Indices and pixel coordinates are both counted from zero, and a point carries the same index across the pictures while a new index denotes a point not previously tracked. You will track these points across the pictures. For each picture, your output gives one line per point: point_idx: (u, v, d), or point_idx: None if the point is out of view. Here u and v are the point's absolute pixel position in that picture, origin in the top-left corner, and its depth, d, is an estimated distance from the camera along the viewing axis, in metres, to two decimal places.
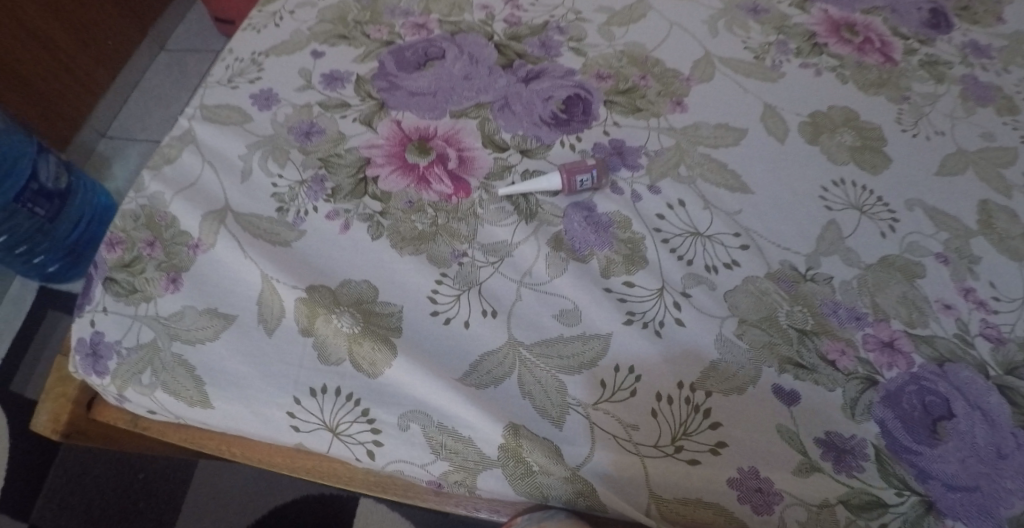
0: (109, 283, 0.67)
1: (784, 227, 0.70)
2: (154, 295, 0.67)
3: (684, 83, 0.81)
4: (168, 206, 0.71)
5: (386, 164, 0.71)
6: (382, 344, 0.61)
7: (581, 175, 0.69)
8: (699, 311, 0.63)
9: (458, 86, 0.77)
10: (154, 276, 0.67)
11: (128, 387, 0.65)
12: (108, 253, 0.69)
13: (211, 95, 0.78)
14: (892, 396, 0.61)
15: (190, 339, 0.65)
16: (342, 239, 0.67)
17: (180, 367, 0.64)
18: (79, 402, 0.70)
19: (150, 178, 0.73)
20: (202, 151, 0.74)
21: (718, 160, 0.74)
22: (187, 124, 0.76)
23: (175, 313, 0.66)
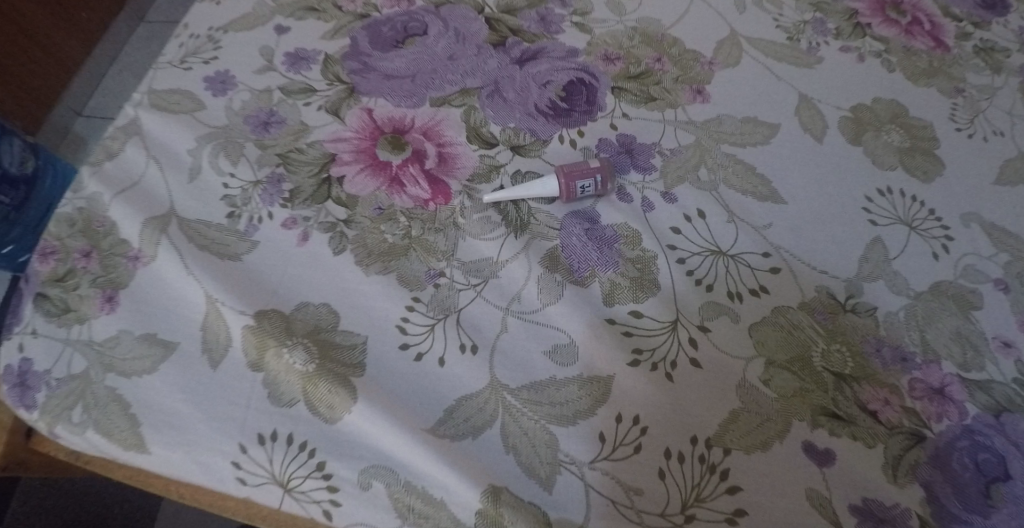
0: (40, 300, 0.58)
1: (820, 245, 0.59)
2: (89, 316, 0.58)
3: (706, 69, 0.70)
4: (107, 210, 0.61)
5: (352, 161, 0.61)
6: (342, 385, 0.51)
7: (581, 180, 0.58)
8: (719, 349, 0.53)
9: (441, 68, 0.66)
10: (89, 293, 0.58)
11: (57, 425, 0.56)
12: (40, 264, 0.59)
13: (159, 77, 0.67)
14: (941, 454, 0.52)
15: (126, 371, 0.56)
16: (299, 253, 0.57)
17: (118, 404, 0.55)
18: (14, 432, 0.60)
19: (87, 175, 0.62)
20: (147, 144, 0.64)
21: (745, 161, 0.63)
22: (132, 112, 0.65)
23: (111, 339, 0.57)
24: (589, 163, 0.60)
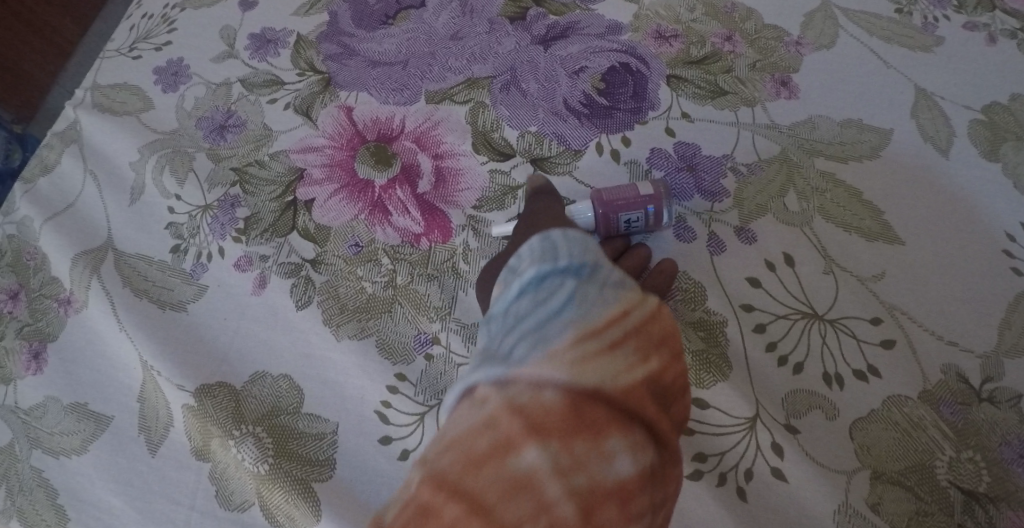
0: None
1: (944, 302, 0.44)
2: (13, 377, 0.47)
3: (791, 53, 0.53)
4: (37, 239, 0.49)
5: (327, 179, 0.48)
6: (307, 493, 0.40)
7: (625, 213, 0.44)
8: (806, 457, 0.40)
9: (444, 53, 0.52)
10: (15, 347, 0.47)
11: None
12: None
13: (104, 68, 0.54)
14: None
15: (53, 448, 0.45)
16: (254, 305, 0.45)
17: (45, 490, 0.44)
18: None
19: (20, 194, 0.51)
20: (87, 154, 0.51)
21: (845, 183, 0.48)
22: (71, 114, 0.53)
23: (38, 407, 0.46)
24: (637, 189, 0.44)
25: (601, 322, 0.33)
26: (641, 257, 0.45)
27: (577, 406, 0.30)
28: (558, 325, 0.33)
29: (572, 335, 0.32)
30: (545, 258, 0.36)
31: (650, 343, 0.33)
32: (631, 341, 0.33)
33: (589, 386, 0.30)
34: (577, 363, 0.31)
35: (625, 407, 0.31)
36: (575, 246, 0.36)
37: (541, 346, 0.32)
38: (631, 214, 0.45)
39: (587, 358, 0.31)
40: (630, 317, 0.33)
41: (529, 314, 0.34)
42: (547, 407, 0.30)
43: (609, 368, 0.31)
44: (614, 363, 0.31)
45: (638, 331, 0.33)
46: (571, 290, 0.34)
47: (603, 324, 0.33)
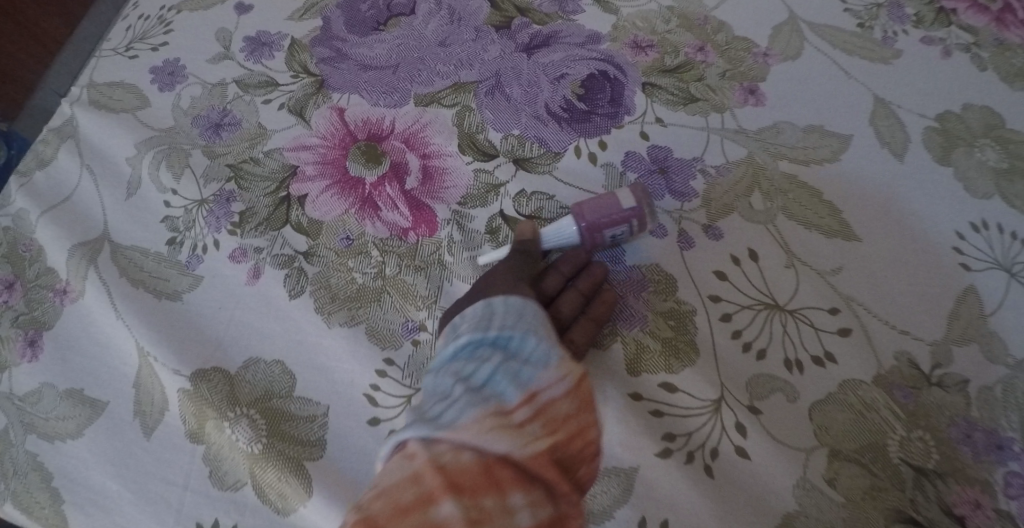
0: None
1: (896, 294, 0.47)
2: (10, 364, 0.48)
3: (759, 62, 0.56)
4: (33, 231, 0.51)
5: (319, 176, 0.50)
6: (299, 471, 0.42)
7: (608, 230, 0.46)
8: (769, 435, 0.43)
9: (432, 59, 0.54)
10: (9, 335, 0.48)
11: None
12: None
13: (101, 67, 0.56)
14: None
15: (47, 433, 0.46)
16: (248, 294, 0.46)
17: (40, 473, 0.45)
18: None
19: (16, 188, 0.52)
20: (83, 150, 0.53)
21: (807, 185, 0.51)
22: (68, 111, 0.54)
23: (33, 393, 0.47)
24: (619, 204, 0.45)
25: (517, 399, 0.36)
26: (596, 277, 0.46)
27: (488, 466, 0.34)
28: (481, 394, 0.37)
29: (490, 406, 0.36)
30: (479, 332, 0.40)
31: (559, 419, 0.36)
32: (540, 416, 0.36)
33: (500, 451, 0.34)
34: (491, 430, 0.35)
35: (526, 472, 0.34)
36: (511, 317, 0.41)
37: (468, 408, 0.36)
38: (617, 229, 0.46)
39: (501, 426, 0.35)
40: (541, 394, 0.37)
41: (460, 381, 0.38)
42: (463, 467, 0.33)
43: (518, 438, 0.35)
44: (522, 434, 0.35)
45: (550, 407, 0.37)
46: (497, 362, 0.38)
47: (519, 399, 0.36)
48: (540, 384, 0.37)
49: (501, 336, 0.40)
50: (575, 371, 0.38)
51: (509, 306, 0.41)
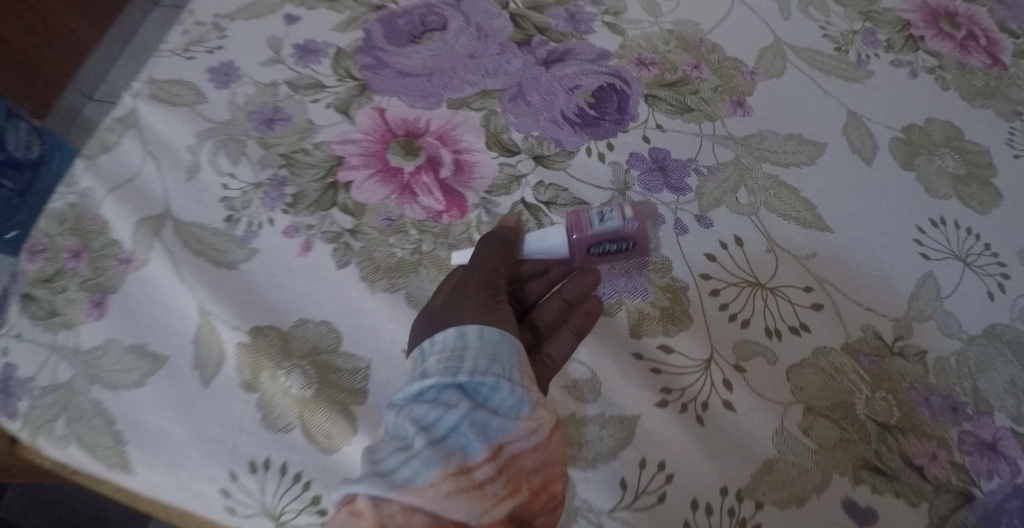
0: (23, 301, 0.53)
1: (865, 278, 0.54)
2: (75, 323, 0.52)
3: (747, 79, 0.64)
4: (99, 206, 0.56)
5: (363, 165, 0.57)
6: (346, 414, 0.48)
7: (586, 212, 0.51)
8: (752, 391, 0.49)
9: (462, 68, 0.62)
10: (77, 297, 0.53)
11: (37, 439, 0.50)
12: (28, 264, 0.54)
13: (159, 65, 0.62)
14: (991, 516, 0.48)
15: (111, 383, 0.51)
16: (300, 264, 0.53)
17: (104, 418, 0.50)
18: None
19: (81, 168, 0.57)
20: (144, 137, 0.58)
21: (788, 184, 0.58)
22: (129, 103, 0.60)
23: (98, 348, 0.52)
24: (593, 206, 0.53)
25: (480, 457, 0.37)
26: (582, 285, 0.51)
27: None
28: (445, 447, 0.37)
29: (452, 464, 0.36)
30: (451, 374, 0.39)
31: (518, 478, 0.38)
32: (501, 476, 0.37)
33: (459, 514, 0.35)
34: (453, 492, 0.35)
35: None
36: (487, 356, 0.40)
37: (433, 466, 0.35)
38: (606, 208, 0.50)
39: (461, 490, 0.36)
40: (504, 450, 0.38)
41: (424, 428, 0.37)
42: None
43: (478, 501, 0.36)
44: (484, 494, 0.36)
45: (513, 462, 0.38)
46: (465, 411, 0.38)
47: (484, 454, 0.37)
48: (508, 438, 0.38)
49: (471, 381, 0.39)
50: (539, 430, 0.40)
51: (485, 343, 0.40)
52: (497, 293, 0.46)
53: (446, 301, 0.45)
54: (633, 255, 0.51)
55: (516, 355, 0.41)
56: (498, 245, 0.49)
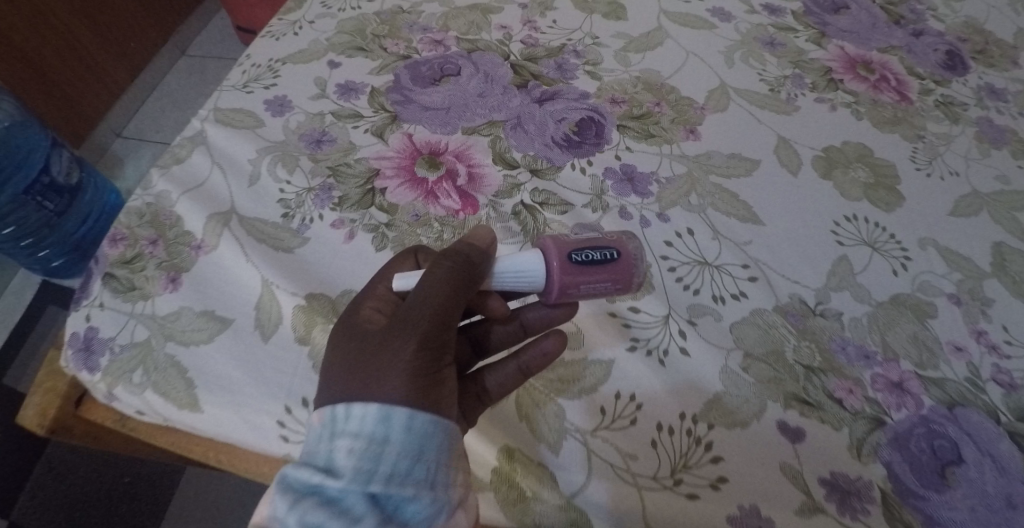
0: (108, 278, 0.66)
1: (794, 259, 0.68)
2: (152, 294, 0.65)
3: (699, 112, 0.79)
4: (174, 205, 0.70)
5: (395, 176, 0.71)
6: None
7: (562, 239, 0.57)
8: (704, 341, 0.62)
9: (472, 104, 0.77)
10: (155, 274, 0.66)
11: (118, 385, 0.62)
12: (110, 249, 0.67)
13: (224, 98, 0.77)
14: (900, 438, 0.59)
15: (184, 340, 0.63)
16: (345, 248, 0.66)
17: (177, 368, 0.62)
18: (68, 398, 0.68)
19: (157, 176, 0.71)
20: (212, 153, 0.73)
21: (729, 190, 0.72)
22: (199, 126, 0.75)
23: (172, 314, 0.64)
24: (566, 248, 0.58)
25: None
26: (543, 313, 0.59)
27: None
28: None
29: None
30: (363, 479, 0.45)
31: None
32: None
33: None
34: None
35: None
36: (409, 457, 0.46)
37: None
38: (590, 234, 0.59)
39: None
40: None
41: None
42: None
43: None
44: None
45: None
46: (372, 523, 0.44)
47: None
48: None
49: (384, 490, 0.45)
50: None
51: (409, 441, 0.46)
52: (442, 348, 0.50)
53: (383, 350, 0.49)
54: (615, 269, 0.55)
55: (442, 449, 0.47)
56: (455, 279, 0.51)
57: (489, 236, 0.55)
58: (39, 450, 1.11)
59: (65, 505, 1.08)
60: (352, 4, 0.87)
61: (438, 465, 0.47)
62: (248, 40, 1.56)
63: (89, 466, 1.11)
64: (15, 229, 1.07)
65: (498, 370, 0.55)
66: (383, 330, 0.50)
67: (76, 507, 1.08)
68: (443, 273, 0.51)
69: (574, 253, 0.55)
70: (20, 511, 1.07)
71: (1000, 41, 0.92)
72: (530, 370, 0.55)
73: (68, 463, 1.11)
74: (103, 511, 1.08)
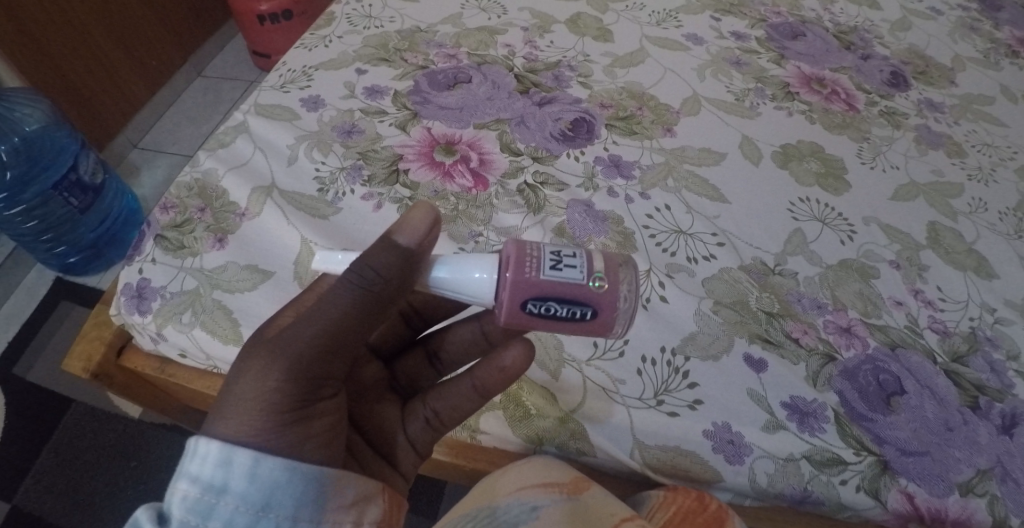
0: (160, 239, 0.76)
1: (756, 229, 0.79)
2: (201, 251, 0.75)
3: (674, 115, 0.91)
4: (221, 180, 0.81)
5: (416, 159, 0.83)
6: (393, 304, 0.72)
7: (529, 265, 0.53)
8: (681, 291, 0.72)
9: (481, 105, 0.89)
10: (203, 236, 0.76)
11: (168, 325, 0.72)
12: (162, 215, 0.78)
13: (264, 96, 0.90)
14: (850, 371, 0.70)
15: (229, 288, 0.73)
16: (375, 216, 0.78)
17: (223, 310, 0.72)
18: (112, 347, 0.78)
19: (204, 157, 0.83)
20: (254, 140, 0.85)
21: (701, 175, 0.84)
22: (242, 118, 0.87)
23: (220, 267, 0.74)
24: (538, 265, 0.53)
25: None
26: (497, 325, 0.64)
27: None
28: None
29: None
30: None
31: None
32: None
33: None
34: None
35: None
36: (249, 508, 0.49)
37: None
38: (574, 257, 0.53)
39: None
40: None
41: None
42: None
43: None
44: None
45: None
46: None
47: None
48: None
49: None
50: None
51: (250, 492, 0.49)
52: (315, 387, 0.52)
53: (251, 382, 0.50)
54: (574, 327, 0.54)
55: (292, 498, 0.50)
56: (343, 316, 0.51)
57: (427, 218, 0.53)
58: (46, 437, 1.17)
59: (69, 489, 1.13)
60: (376, 24, 1.00)
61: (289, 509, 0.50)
62: (264, 65, 1.71)
63: (94, 452, 1.16)
64: (39, 223, 1.23)
65: (444, 396, 0.62)
66: (256, 357, 0.51)
67: (81, 490, 1.13)
68: (339, 303, 0.50)
69: (533, 306, 0.53)
70: (24, 495, 1.12)
71: (937, 65, 1.07)
72: (485, 387, 0.60)
73: (74, 449, 1.16)
74: (107, 494, 1.12)
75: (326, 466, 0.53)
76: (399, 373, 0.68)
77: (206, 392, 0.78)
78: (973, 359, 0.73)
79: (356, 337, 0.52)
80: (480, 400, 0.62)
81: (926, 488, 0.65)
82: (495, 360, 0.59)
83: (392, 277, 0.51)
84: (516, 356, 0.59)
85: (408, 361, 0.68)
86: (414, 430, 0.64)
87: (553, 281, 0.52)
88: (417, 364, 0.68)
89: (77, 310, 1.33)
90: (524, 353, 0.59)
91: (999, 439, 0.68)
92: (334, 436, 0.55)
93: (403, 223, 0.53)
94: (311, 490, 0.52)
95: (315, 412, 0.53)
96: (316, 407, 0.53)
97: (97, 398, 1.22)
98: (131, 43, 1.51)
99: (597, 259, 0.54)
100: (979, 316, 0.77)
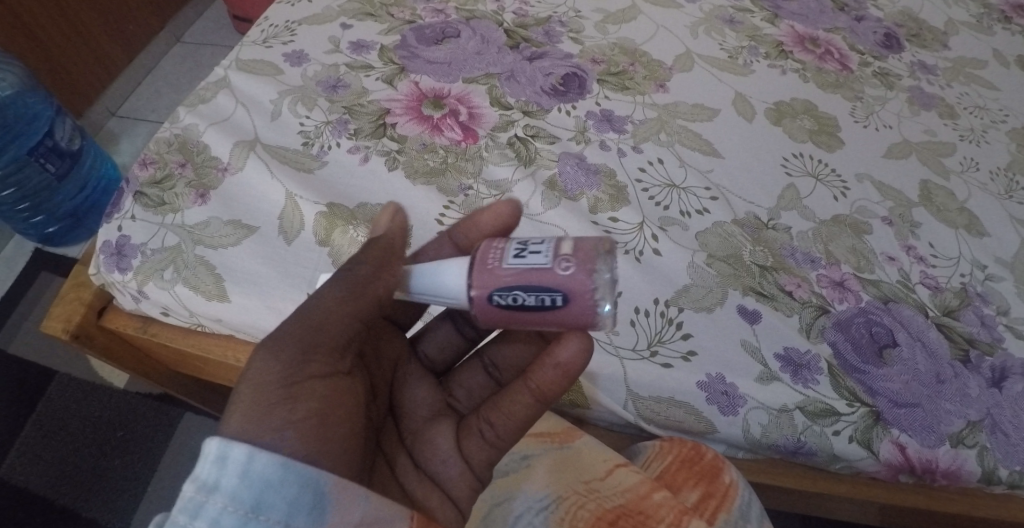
0: (140, 195, 0.74)
1: (750, 185, 0.78)
2: (182, 207, 0.73)
3: (667, 72, 0.89)
4: (201, 135, 0.78)
5: (403, 113, 0.80)
6: None
7: (492, 256, 0.51)
8: (675, 244, 0.72)
9: (470, 59, 0.86)
10: (184, 192, 0.74)
11: (150, 281, 0.70)
12: (141, 171, 0.76)
13: (246, 51, 0.87)
14: (843, 323, 0.69)
15: (212, 244, 0.70)
16: (361, 169, 0.76)
17: (206, 266, 0.69)
18: (92, 307, 0.76)
19: (185, 113, 0.81)
20: (236, 94, 0.82)
21: (694, 131, 0.83)
22: (222, 73, 0.84)
23: (202, 223, 0.72)
24: (499, 258, 0.51)
25: None
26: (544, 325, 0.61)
27: None
28: None
29: None
30: None
31: None
32: None
33: None
34: None
35: None
36: (241, 509, 0.42)
37: None
38: (540, 246, 0.50)
39: None
40: None
41: None
42: None
43: None
44: None
45: None
46: None
47: None
48: None
49: None
50: None
51: (243, 490, 0.42)
52: (303, 363, 0.47)
53: (257, 366, 0.46)
54: (560, 316, 0.49)
55: (289, 500, 0.43)
56: (343, 291, 0.50)
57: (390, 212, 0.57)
58: (29, 410, 1.14)
59: (56, 461, 1.10)
60: None
61: (298, 509, 0.43)
62: (245, 30, 1.66)
63: (79, 423, 1.14)
64: (15, 191, 1.18)
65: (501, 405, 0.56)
66: (260, 341, 0.47)
67: (66, 462, 1.10)
68: (336, 284, 0.50)
69: (496, 297, 0.50)
70: (9, 467, 1.09)
71: (930, 28, 1.06)
72: (545, 395, 0.54)
73: (58, 421, 1.14)
74: (96, 465, 1.10)
75: (327, 470, 0.46)
76: (455, 388, 0.64)
77: (193, 352, 0.76)
78: (963, 313, 0.73)
79: (346, 312, 0.50)
80: (538, 406, 0.55)
81: (918, 439, 0.65)
82: (549, 355, 0.53)
83: (389, 241, 0.54)
84: (575, 350, 0.52)
85: (465, 375, 0.65)
86: (469, 447, 0.56)
87: (516, 268, 0.49)
88: (473, 378, 0.64)
89: (56, 282, 1.30)
90: (584, 350, 0.52)
91: (989, 392, 0.68)
92: (330, 429, 0.48)
93: (375, 224, 0.57)
94: (312, 494, 0.44)
95: (307, 393, 0.47)
96: (312, 389, 0.47)
97: (79, 368, 1.20)
98: (108, 7, 1.45)
99: (566, 244, 0.50)
100: (969, 272, 0.77)
